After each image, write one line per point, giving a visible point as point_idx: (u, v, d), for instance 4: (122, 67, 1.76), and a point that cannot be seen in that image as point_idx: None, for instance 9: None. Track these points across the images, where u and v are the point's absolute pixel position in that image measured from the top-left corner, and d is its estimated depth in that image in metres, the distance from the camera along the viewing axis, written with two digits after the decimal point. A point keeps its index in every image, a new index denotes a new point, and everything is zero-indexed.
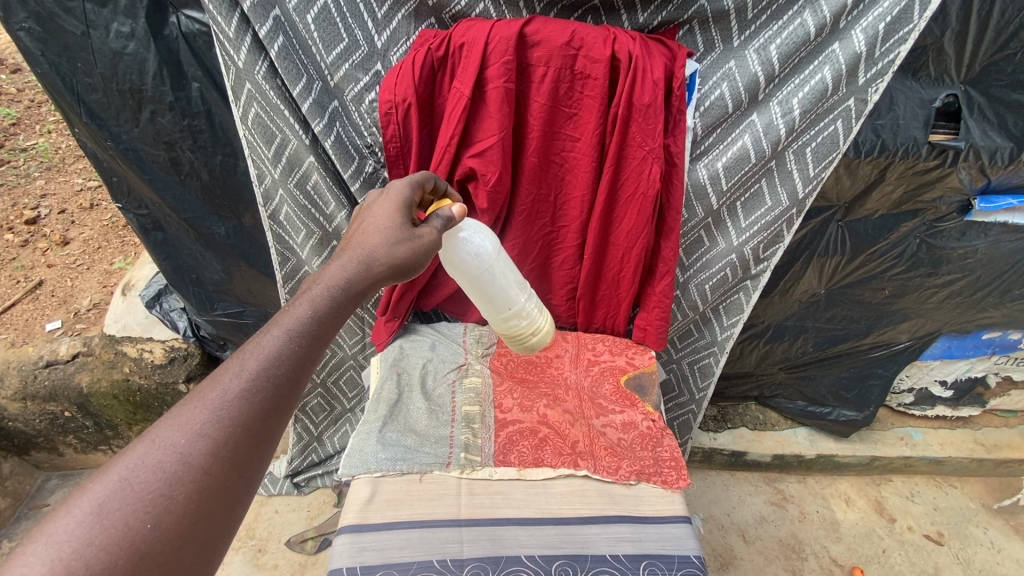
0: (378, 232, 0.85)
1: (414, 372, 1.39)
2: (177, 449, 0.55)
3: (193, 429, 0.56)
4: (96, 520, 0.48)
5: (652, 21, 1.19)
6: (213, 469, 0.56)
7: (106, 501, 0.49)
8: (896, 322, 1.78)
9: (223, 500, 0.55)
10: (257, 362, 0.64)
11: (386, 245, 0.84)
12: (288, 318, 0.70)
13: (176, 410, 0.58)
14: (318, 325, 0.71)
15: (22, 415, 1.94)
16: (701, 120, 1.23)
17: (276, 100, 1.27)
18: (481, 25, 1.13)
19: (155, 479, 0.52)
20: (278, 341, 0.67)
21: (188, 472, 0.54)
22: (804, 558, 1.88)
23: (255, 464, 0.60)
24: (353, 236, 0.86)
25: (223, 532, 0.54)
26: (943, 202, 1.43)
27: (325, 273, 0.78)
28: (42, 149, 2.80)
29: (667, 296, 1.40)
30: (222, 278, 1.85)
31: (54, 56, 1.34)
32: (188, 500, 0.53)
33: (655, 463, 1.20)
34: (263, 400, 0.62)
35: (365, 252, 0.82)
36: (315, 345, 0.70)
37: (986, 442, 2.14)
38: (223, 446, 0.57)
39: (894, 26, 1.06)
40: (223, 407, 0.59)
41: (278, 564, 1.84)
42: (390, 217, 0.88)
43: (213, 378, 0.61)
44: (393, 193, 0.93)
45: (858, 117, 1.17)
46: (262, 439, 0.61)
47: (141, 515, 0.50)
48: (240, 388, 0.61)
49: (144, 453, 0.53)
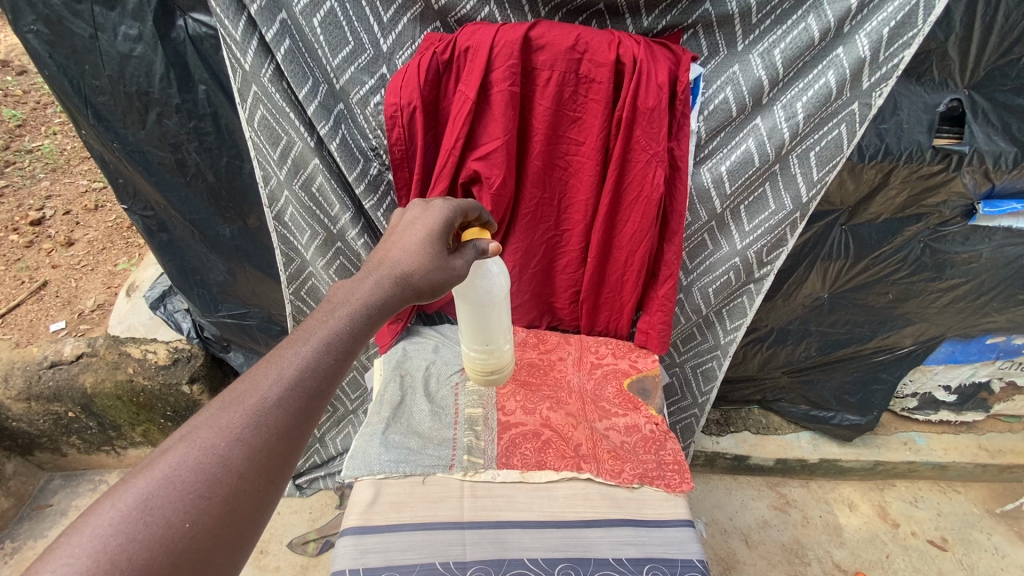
0: (417, 255, 0.86)
1: (417, 374, 1.40)
2: (216, 452, 0.59)
3: (232, 433, 0.60)
4: (140, 516, 0.52)
5: (656, 26, 1.19)
6: (248, 473, 0.60)
7: (149, 498, 0.53)
8: (900, 327, 1.78)
9: (253, 503, 0.60)
10: (293, 372, 0.68)
11: (422, 270, 0.86)
12: (326, 329, 0.73)
13: (217, 413, 0.62)
14: (352, 338, 0.74)
15: (26, 416, 1.94)
16: (705, 123, 1.24)
17: (282, 102, 1.28)
18: (486, 29, 1.13)
19: (195, 480, 0.56)
20: (314, 352, 0.70)
21: (226, 475, 0.58)
22: (808, 563, 1.87)
23: (285, 470, 0.64)
24: (390, 249, 0.87)
25: (251, 533, 0.59)
26: (947, 207, 1.43)
27: (361, 286, 0.80)
28: (47, 151, 2.81)
29: (670, 300, 1.40)
30: (227, 279, 1.86)
31: (63, 59, 1.35)
32: (223, 502, 0.57)
33: (659, 466, 1.20)
34: (297, 408, 0.66)
35: (401, 273, 0.84)
36: (348, 358, 0.73)
37: (990, 447, 2.13)
38: (257, 451, 0.61)
39: (898, 31, 1.06)
40: (260, 414, 0.63)
41: (279, 566, 1.84)
42: (431, 241, 0.89)
43: (251, 385, 0.65)
44: (435, 213, 0.93)
45: (862, 121, 1.17)
46: (294, 446, 0.65)
47: (181, 514, 0.54)
48: (276, 397, 0.65)
49: (185, 455, 0.57)
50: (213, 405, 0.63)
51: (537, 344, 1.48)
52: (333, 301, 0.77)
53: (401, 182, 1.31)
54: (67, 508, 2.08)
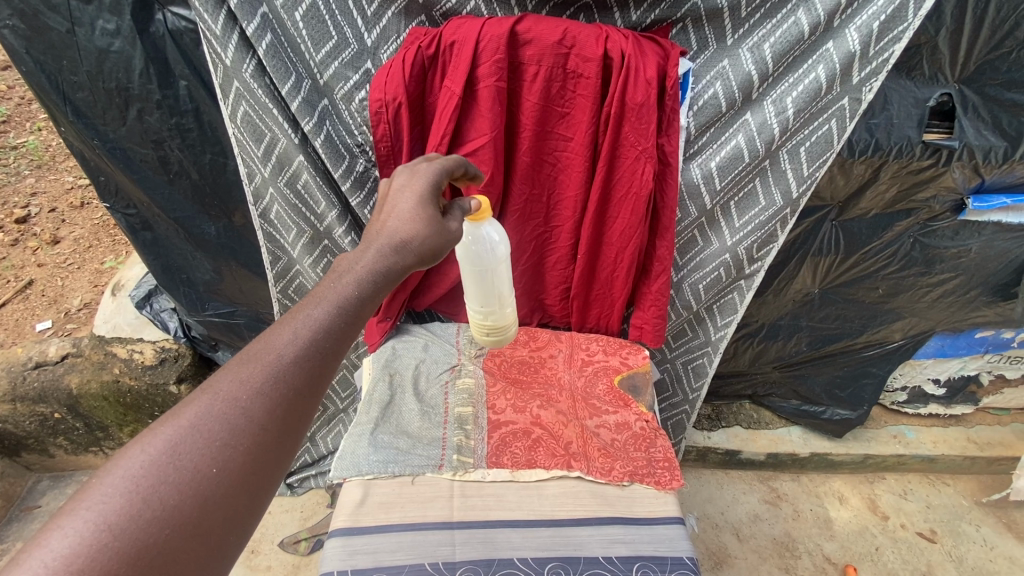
0: (412, 221, 0.84)
1: (406, 373, 1.38)
2: (238, 404, 0.58)
3: (253, 386, 0.60)
4: (168, 461, 0.52)
5: (645, 19, 1.17)
6: (270, 425, 0.59)
7: (177, 444, 0.53)
8: (890, 321, 1.78)
9: (276, 454, 0.59)
10: (308, 331, 0.66)
11: (420, 236, 0.84)
12: (336, 292, 0.71)
13: (236, 367, 0.61)
14: (364, 301, 0.73)
15: (11, 417, 1.91)
16: (695, 119, 1.23)
17: (264, 98, 1.25)
18: (472, 23, 1.11)
19: (220, 429, 0.56)
20: (328, 313, 0.69)
21: (248, 426, 0.58)
22: (798, 556, 1.88)
23: (306, 423, 0.63)
24: (385, 218, 0.85)
25: (274, 482, 0.59)
26: (936, 202, 1.43)
27: (365, 255, 0.79)
28: (32, 147, 2.76)
29: (663, 295, 1.39)
30: (213, 278, 1.83)
31: (39, 54, 1.32)
32: (247, 451, 0.57)
33: (649, 463, 1.20)
34: (314, 364, 0.65)
35: (400, 242, 0.82)
36: (362, 320, 0.72)
37: (978, 440, 2.15)
38: (278, 404, 0.60)
39: (888, 25, 1.05)
40: (279, 368, 0.62)
41: (271, 566, 1.83)
42: (423, 206, 0.87)
43: (269, 342, 0.64)
44: (422, 176, 0.90)
45: (852, 116, 1.17)
46: (313, 401, 0.64)
47: (208, 460, 0.54)
48: (294, 353, 0.64)
49: (209, 405, 0.57)
50: (233, 359, 0.62)
51: (527, 342, 1.47)
52: (341, 266, 0.76)
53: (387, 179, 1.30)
54: (55, 509, 2.06)
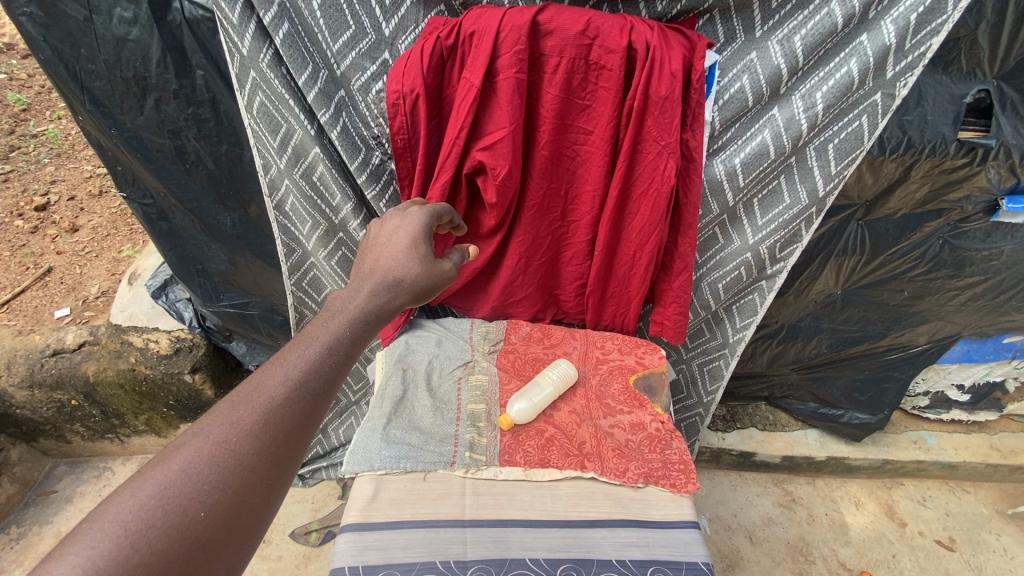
0: (404, 260, 0.94)
1: (419, 368, 1.35)
2: (228, 446, 0.60)
3: (243, 429, 0.61)
4: (158, 504, 0.53)
5: (671, 10, 1.13)
6: (258, 467, 0.60)
7: (167, 488, 0.54)
8: (915, 325, 1.73)
9: (264, 497, 0.60)
10: (298, 373, 0.69)
11: (412, 274, 0.93)
12: (327, 335, 0.76)
13: (226, 411, 0.62)
14: (352, 342, 0.78)
15: (30, 403, 1.93)
16: (720, 113, 1.19)
17: (280, 88, 1.24)
18: (493, 13, 1.08)
19: (209, 471, 0.57)
20: (317, 355, 0.72)
21: (237, 468, 0.59)
22: (813, 561, 1.85)
23: (294, 464, 0.65)
24: (379, 257, 0.95)
25: (261, 526, 0.59)
26: (969, 202, 1.38)
27: (359, 294, 0.86)
28: (51, 135, 2.79)
29: (684, 293, 1.36)
30: (228, 268, 1.84)
31: (57, 42, 1.31)
32: (235, 493, 0.58)
33: (664, 466, 1.18)
34: (303, 406, 0.67)
35: (393, 279, 0.91)
36: (348, 361, 0.76)
37: (1002, 447, 2.10)
38: (267, 446, 0.62)
39: (927, 17, 1.01)
40: (268, 411, 0.64)
41: (282, 556, 1.84)
42: (415, 246, 0.97)
43: (259, 385, 0.66)
44: (414, 220, 1.02)
45: (885, 112, 1.12)
46: (301, 442, 0.66)
47: (197, 504, 0.55)
48: (284, 395, 0.66)
49: (199, 448, 0.58)
50: (224, 402, 0.63)
51: (542, 339, 1.45)
52: (332, 307, 0.82)
53: (403, 172, 1.28)
54: (72, 495, 2.09)
